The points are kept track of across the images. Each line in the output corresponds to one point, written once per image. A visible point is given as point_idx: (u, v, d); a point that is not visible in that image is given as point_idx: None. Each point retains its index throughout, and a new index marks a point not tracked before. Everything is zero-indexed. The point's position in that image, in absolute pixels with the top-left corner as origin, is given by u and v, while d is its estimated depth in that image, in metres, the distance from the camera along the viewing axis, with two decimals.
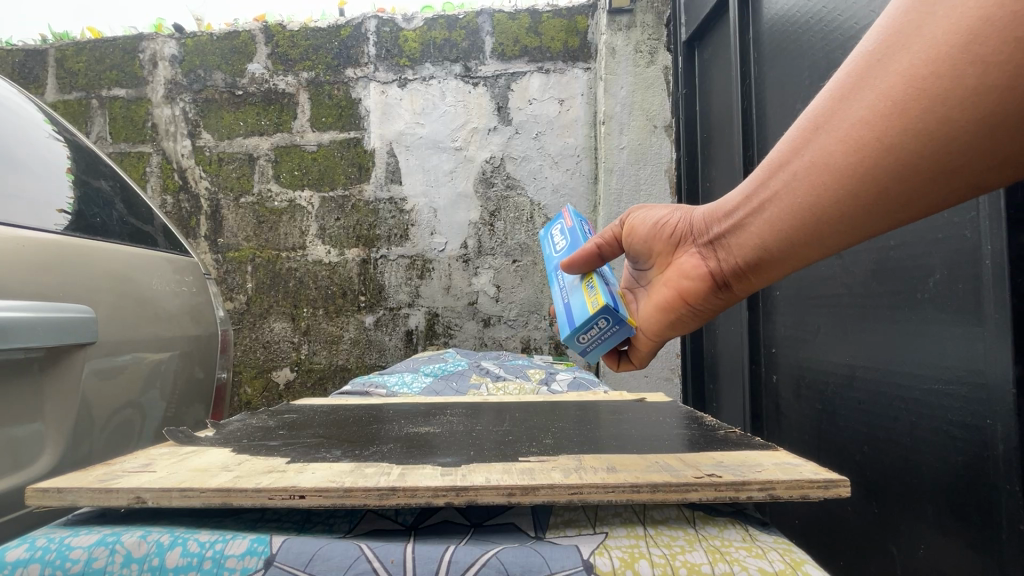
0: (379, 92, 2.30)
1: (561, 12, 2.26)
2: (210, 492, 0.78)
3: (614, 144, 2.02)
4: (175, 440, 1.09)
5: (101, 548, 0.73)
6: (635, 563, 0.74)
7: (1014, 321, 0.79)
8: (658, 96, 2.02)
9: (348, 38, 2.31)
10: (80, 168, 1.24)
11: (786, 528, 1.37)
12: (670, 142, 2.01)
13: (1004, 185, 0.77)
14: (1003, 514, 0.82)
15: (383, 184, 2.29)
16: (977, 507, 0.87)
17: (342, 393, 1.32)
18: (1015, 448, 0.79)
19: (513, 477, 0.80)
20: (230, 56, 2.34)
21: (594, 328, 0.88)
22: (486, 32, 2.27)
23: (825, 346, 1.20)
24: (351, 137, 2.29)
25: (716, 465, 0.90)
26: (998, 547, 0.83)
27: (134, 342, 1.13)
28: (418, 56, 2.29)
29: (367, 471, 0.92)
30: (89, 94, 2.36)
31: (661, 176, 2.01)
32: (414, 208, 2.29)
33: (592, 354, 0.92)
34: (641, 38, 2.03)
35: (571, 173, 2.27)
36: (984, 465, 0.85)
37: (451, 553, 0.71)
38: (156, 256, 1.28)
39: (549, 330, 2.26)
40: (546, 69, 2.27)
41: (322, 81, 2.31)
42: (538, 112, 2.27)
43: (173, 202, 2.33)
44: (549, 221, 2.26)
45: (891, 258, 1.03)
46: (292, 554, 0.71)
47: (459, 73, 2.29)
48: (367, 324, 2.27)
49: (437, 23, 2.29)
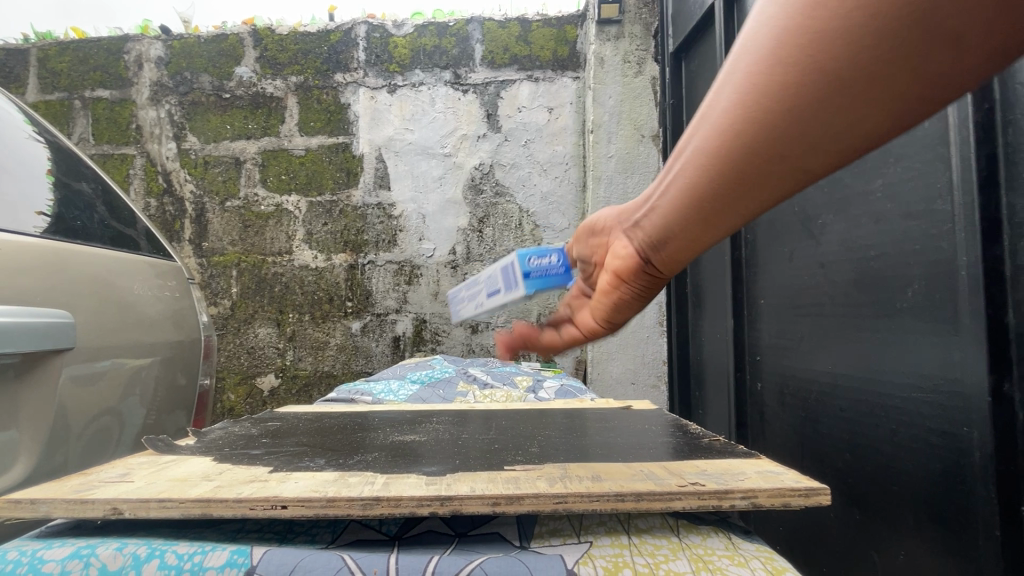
0: (369, 97, 2.29)
1: (550, 21, 2.28)
2: (189, 503, 0.77)
3: (603, 153, 2.02)
4: (154, 449, 1.07)
5: (75, 561, 0.71)
6: (618, 572, 0.75)
7: (991, 330, 0.81)
8: (646, 105, 2.03)
9: (338, 44, 2.30)
10: (61, 170, 1.21)
11: (768, 536, 1.38)
12: (657, 150, 2.03)
13: (979, 198, 0.82)
14: (979, 521, 0.84)
15: (372, 189, 2.28)
16: (954, 514, 0.89)
17: (323, 401, 1.29)
18: (991, 455, 0.81)
19: (498, 487, 0.79)
20: (218, 59, 2.31)
21: (545, 256, 0.96)
22: (476, 40, 2.28)
23: (808, 356, 1.22)
24: (340, 142, 2.28)
25: (700, 474, 0.91)
26: (975, 553, 0.85)
27: (113, 348, 1.11)
28: (407, 62, 2.29)
29: (350, 480, 0.91)
30: (71, 94, 2.32)
31: (648, 185, 2.02)
32: (403, 213, 2.28)
33: (527, 275, 0.94)
34: (629, 49, 2.06)
35: (560, 182, 2.28)
36: (961, 473, 0.87)
37: (435, 563, 0.71)
38: (138, 259, 1.26)
39: None
40: (535, 77, 2.27)
41: (310, 86, 2.29)
42: (527, 120, 2.28)
43: (157, 205, 2.30)
44: (538, 230, 2.27)
45: (872, 268, 1.05)
46: (273, 565, 0.70)
47: (449, 80, 2.29)
48: (353, 330, 2.24)
49: (427, 30, 2.29)
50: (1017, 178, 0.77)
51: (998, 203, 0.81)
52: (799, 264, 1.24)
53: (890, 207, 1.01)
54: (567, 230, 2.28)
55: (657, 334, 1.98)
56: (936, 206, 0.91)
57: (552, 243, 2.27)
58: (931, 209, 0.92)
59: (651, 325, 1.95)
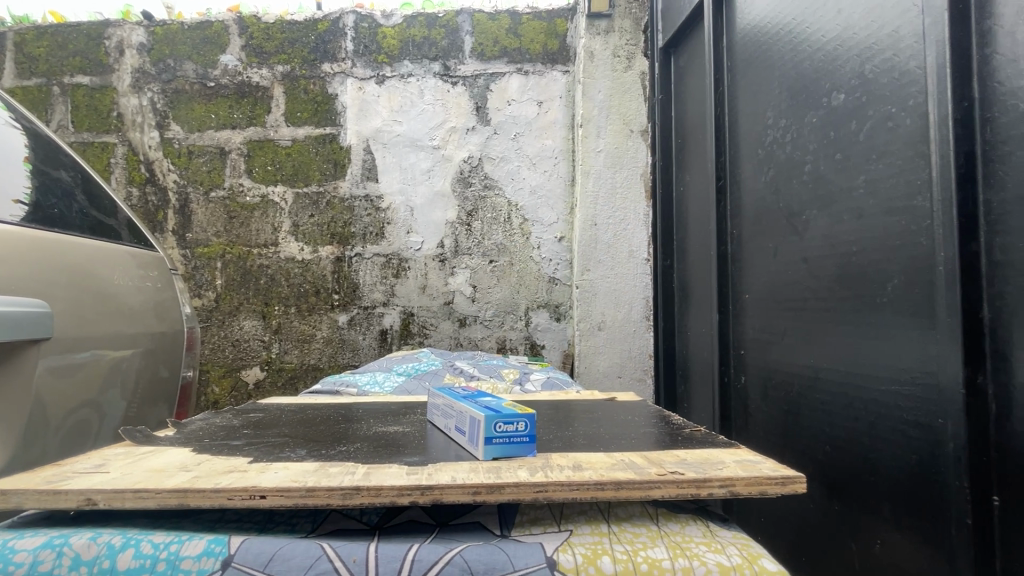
0: (357, 88, 2.25)
1: (541, 14, 2.25)
2: (165, 493, 0.75)
3: (592, 148, 2.03)
4: (132, 441, 1.05)
5: (47, 551, 0.70)
6: (597, 559, 0.74)
7: (966, 324, 0.82)
8: (635, 101, 2.03)
9: (326, 33, 2.27)
10: (39, 157, 1.18)
11: (750, 526, 1.40)
12: (647, 146, 2.02)
13: (957, 196, 0.82)
14: (951, 510, 0.85)
15: (359, 181, 2.24)
16: (929, 503, 0.89)
17: (309, 393, 1.33)
18: (963, 446, 0.82)
19: (479, 476, 0.79)
20: (202, 47, 2.27)
21: (512, 425, 0.97)
22: (466, 31, 2.25)
23: (791, 349, 1.24)
24: (327, 133, 2.24)
25: (680, 465, 0.88)
26: (947, 542, 0.86)
27: (93, 340, 1.09)
28: (396, 53, 2.26)
29: (330, 471, 0.86)
30: (50, 80, 2.27)
31: (637, 180, 2.02)
32: (391, 206, 2.24)
33: (485, 445, 0.95)
34: (619, 44, 2.04)
35: (549, 175, 2.24)
36: (935, 465, 0.88)
37: (415, 551, 0.71)
38: (119, 249, 1.25)
39: (524, 331, 2.23)
40: (525, 70, 2.24)
41: (297, 75, 2.26)
42: (517, 113, 2.24)
43: (138, 194, 2.25)
44: (527, 224, 2.23)
45: (853, 264, 1.05)
46: (251, 555, 0.70)
47: (438, 72, 2.26)
48: (341, 323, 2.21)
49: (416, 21, 2.26)
50: (995, 177, 0.79)
51: (976, 199, 0.82)
52: (784, 259, 1.25)
53: (871, 202, 1.00)
54: (557, 224, 2.24)
55: (643, 328, 1.99)
56: (917, 203, 0.90)
57: (542, 238, 2.23)
58: (911, 206, 0.91)
59: (638, 319, 1.99)
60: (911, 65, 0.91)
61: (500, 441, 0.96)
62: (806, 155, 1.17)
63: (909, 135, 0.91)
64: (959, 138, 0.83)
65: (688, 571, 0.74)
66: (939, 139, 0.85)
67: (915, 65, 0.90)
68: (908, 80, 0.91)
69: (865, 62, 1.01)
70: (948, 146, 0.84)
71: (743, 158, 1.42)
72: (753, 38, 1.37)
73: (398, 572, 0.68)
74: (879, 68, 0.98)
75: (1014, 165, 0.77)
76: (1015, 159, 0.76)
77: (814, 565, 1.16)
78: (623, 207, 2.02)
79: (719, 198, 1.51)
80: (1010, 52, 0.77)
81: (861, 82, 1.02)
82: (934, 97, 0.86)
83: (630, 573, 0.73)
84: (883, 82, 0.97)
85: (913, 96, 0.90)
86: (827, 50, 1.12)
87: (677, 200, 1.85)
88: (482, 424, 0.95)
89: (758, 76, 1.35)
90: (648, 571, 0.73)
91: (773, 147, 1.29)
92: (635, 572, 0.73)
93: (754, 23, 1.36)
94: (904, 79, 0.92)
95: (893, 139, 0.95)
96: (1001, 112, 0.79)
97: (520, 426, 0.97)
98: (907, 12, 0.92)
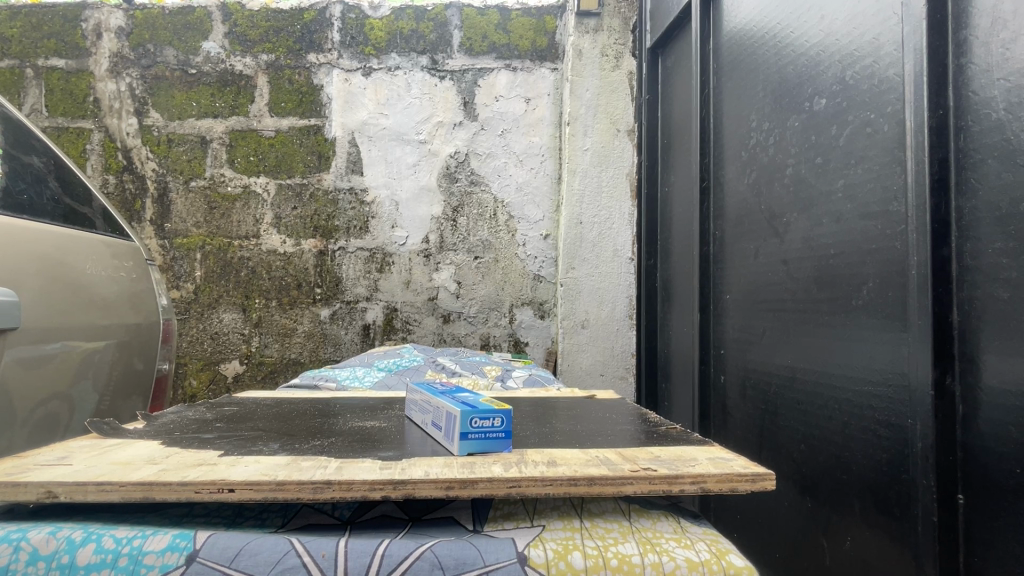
0: (343, 80, 2.22)
1: (530, 11, 2.24)
2: (130, 486, 0.70)
3: (579, 146, 2.03)
4: (100, 431, 0.99)
5: (4, 545, 0.67)
6: (567, 555, 0.71)
7: (934, 327, 0.83)
8: (623, 100, 2.04)
9: (312, 23, 2.23)
10: (11, 141, 1.15)
11: (728, 525, 1.42)
12: (633, 146, 2.03)
13: (930, 203, 0.84)
14: (918, 509, 0.86)
15: (344, 174, 2.21)
16: (897, 502, 0.90)
17: (289, 387, 1.34)
18: (933, 446, 0.83)
19: (453, 470, 0.74)
20: (184, 33, 2.22)
21: (490, 420, 0.86)
22: (455, 26, 2.23)
23: (770, 350, 1.25)
24: (312, 124, 2.21)
25: (653, 460, 0.82)
26: (913, 541, 0.87)
27: (62, 330, 1.06)
28: (383, 46, 2.23)
29: (304, 465, 0.77)
30: (23, 62, 2.20)
31: (622, 180, 2.03)
32: (376, 200, 2.22)
33: (463, 442, 0.84)
34: (607, 42, 2.05)
35: (535, 173, 2.24)
36: (904, 465, 0.89)
37: (385, 546, 0.68)
38: (91, 239, 1.22)
39: (509, 328, 2.22)
40: (513, 66, 2.24)
41: (282, 65, 2.22)
42: (504, 109, 2.24)
43: (115, 182, 2.19)
44: (513, 220, 2.23)
45: (830, 265, 1.06)
46: (217, 549, 0.67)
47: (426, 65, 2.24)
48: (322, 317, 2.18)
49: (404, 13, 2.24)
50: (967, 184, 0.81)
51: (949, 207, 0.83)
52: (764, 261, 1.27)
53: (849, 207, 1.02)
54: (542, 222, 2.23)
55: (627, 326, 2.00)
56: (893, 209, 0.91)
57: (527, 234, 2.23)
58: (888, 211, 0.92)
59: (621, 317, 2.01)
60: (889, 72, 0.92)
61: (475, 437, 0.85)
62: (788, 158, 1.19)
63: (886, 142, 0.93)
64: (934, 145, 0.84)
65: (657, 568, 0.71)
66: (915, 145, 0.86)
67: (894, 73, 0.91)
68: (886, 87, 0.93)
69: (846, 68, 1.03)
70: (923, 153, 0.85)
71: (728, 159, 1.43)
72: (740, 40, 1.38)
73: (368, 568, 0.66)
74: (860, 74, 0.99)
75: (984, 174, 0.79)
76: (987, 167, 0.78)
77: (789, 562, 1.17)
78: (609, 206, 2.02)
79: (703, 198, 1.53)
80: (984, 62, 0.79)
81: (842, 87, 1.03)
82: (911, 105, 0.87)
83: (599, 569, 0.70)
84: (863, 88, 0.98)
85: (890, 103, 0.92)
86: (810, 55, 1.13)
87: (664, 200, 1.88)
88: (458, 417, 0.85)
89: (744, 80, 1.36)
90: (618, 567, 0.70)
91: (756, 149, 1.30)
92: (604, 569, 0.70)
93: (741, 26, 1.38)
94: (882, 86, 0.94)
95: (871, 144, 0.96)
96: (974, 121, 0.80)
97: (497, 421, 0.87)
98: (887, 20, 0.93)
